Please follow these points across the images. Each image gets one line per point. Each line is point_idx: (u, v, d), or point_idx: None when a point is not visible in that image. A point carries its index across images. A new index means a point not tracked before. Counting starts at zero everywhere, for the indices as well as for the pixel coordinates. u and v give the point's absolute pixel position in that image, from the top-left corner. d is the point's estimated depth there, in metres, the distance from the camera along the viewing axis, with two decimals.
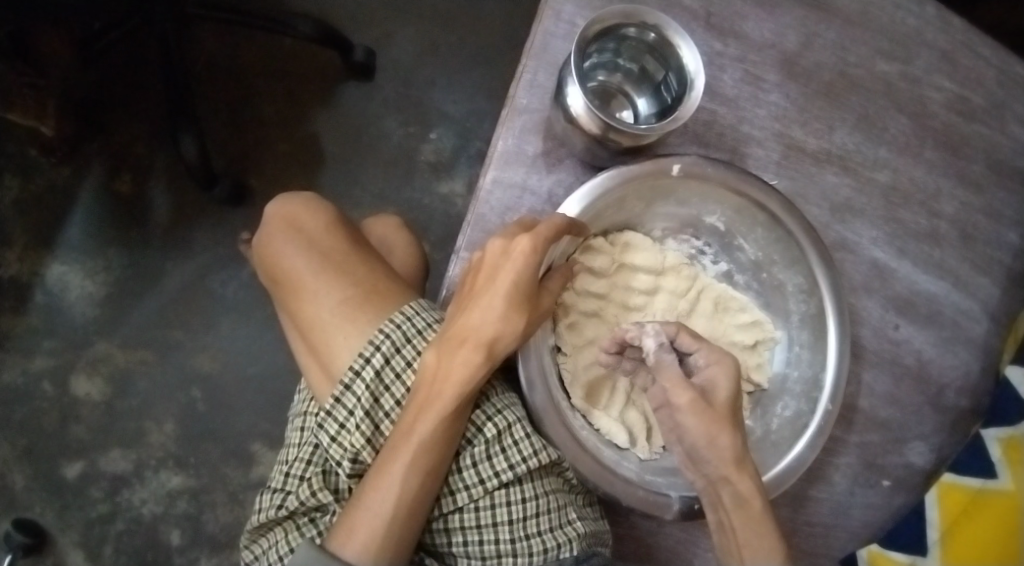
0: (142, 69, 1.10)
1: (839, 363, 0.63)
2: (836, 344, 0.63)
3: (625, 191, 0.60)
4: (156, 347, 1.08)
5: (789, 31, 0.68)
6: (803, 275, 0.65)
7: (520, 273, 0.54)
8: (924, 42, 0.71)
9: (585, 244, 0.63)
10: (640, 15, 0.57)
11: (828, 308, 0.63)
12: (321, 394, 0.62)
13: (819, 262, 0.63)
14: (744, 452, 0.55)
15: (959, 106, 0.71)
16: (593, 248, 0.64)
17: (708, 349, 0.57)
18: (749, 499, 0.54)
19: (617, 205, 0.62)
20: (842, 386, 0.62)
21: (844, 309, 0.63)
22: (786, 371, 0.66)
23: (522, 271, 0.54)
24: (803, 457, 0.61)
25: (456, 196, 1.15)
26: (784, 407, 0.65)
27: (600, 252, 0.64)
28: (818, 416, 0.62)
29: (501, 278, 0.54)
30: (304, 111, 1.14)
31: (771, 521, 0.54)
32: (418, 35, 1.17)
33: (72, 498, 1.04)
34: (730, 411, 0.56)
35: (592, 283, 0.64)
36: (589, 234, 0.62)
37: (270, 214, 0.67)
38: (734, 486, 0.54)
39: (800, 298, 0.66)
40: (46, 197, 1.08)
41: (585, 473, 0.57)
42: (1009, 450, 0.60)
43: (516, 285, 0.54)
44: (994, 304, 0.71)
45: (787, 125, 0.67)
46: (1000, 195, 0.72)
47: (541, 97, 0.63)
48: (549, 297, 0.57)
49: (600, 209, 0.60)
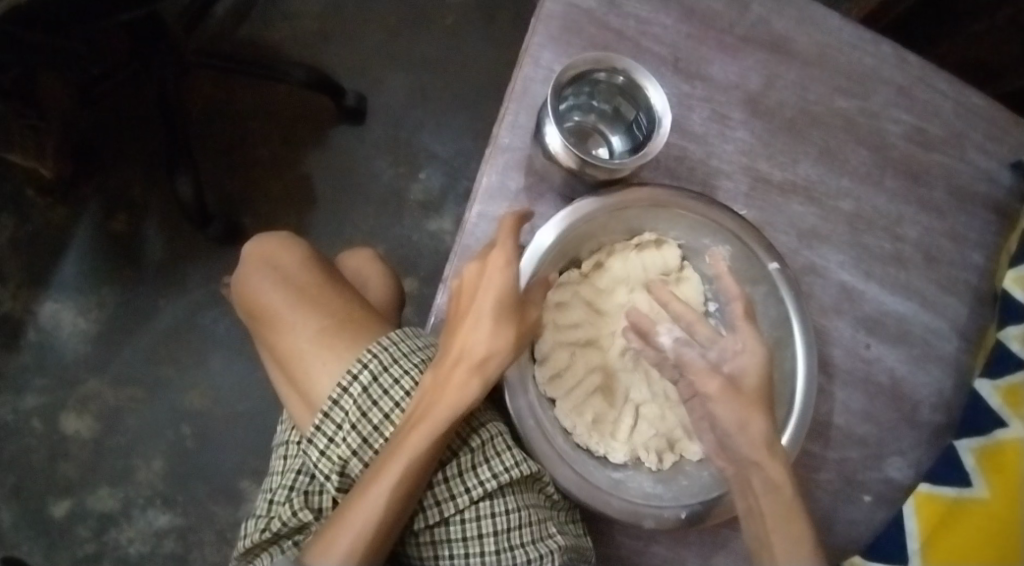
0: (140, 115, 1.14)
1: (806, 398, 0.63)
2: (805, 382, 0.64)
3: (732, 249, 0.66)
4: (146, 384, 1.09)
5: (752, 72, 0.72)
6: (775, 321, 0.66)
7: (504, 286, 0.56)
8: (881, 79, 0.75)
9: (660, 229, 0.66)
10: (610, 60, 0.61)
11: (797, 347, 0.65)
12: (301, 424, 0.63)
13: (797, 316, 0.65)
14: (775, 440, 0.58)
15: (918, 137, 0.75)
16: (665, 244, 0.67)
17: (743, 333, 0.58)
18: (781, 485, 0.57)
19: (707, 242, 0.66)
20: (807, 421, 0.63)
21: (812, 345, 0.65)
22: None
23: (506, 285, 0.56)
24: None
25: (445, 233, 1.18)
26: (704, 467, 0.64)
27: (661, 255, 0.66)
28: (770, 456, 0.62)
29: (484, 297, 0.56)
30: (296, 154, 1.17)
31: (800, 511, 0.57)
32: (407, 81, 1.22)
33: (59, 537, 1.03)
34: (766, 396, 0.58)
35: (647, 266, 0.66)
36: (663, 227, 0.66)
37: (247, 253, 0.69)
38: (765, 473, 0.57)
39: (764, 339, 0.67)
40: (42, 236, 1.11)
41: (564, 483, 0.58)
42: (983, 460, 0.64)
43: (502, 299, 0.56)
44: (962, 322, 0.74)
45: (754, 158, 0.71)
46: (962, 219, 0.75)
47: (524, 137, 0.65)
48: (535, 311, 0.59)
49: (696, 217, 0.64)
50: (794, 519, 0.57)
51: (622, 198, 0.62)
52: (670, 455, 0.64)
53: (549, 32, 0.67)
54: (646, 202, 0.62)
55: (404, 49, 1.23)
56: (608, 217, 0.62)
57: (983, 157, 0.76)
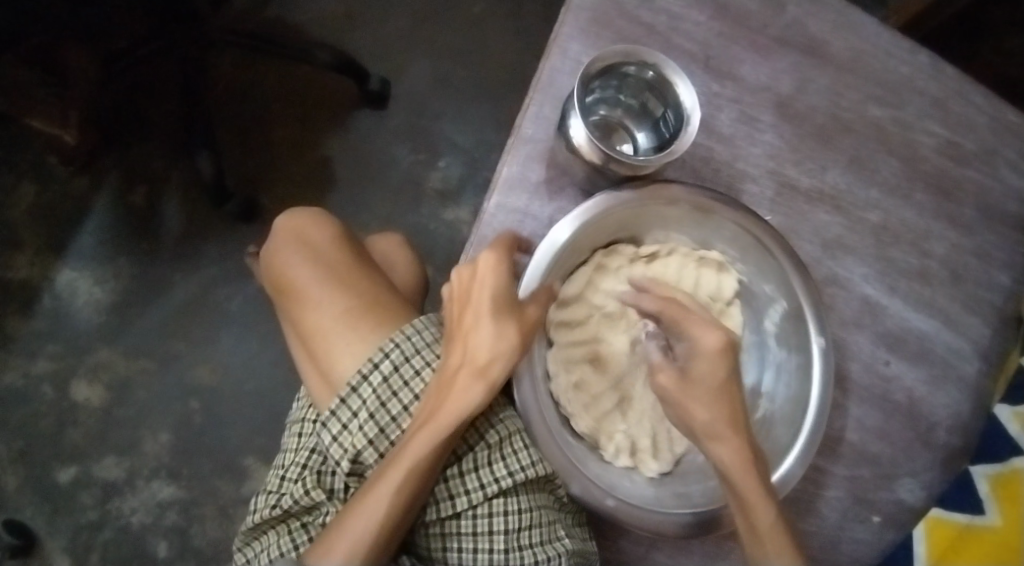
0: (164, 91, 1.14)
1: (818, 419, 0.61)
2: (819, 405, 0.62)
3: (790, 306, 0.64)
4: (157, 356, 1.09)
5: (784, 76, 0.70)
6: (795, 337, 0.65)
7: (496, 288, 0.55)
8: (917, 89, 0.73)
9: (729, 253, 0.65)
10: (640, 55, 0.60)
11: (815, 378, 0.63)
12: (320, 402, 0.63)
13: (823, 357, 0.63)
14: (729, 422, 0.57)
15: (951, 151, 0.73)
16: (726, 271, 0.65)
17: (694, 325, 0.57)
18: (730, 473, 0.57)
19: (767, 288, 0.65)
20: (815, 445, 0.61)
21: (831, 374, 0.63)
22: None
23: (498, 288, 0.55)
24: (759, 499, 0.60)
25: (462, 222, 1.17)
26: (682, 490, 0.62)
27: (714, 280, 0.65)
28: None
29: (481, 298, 0.55)
30: (317, 136, 1.17)
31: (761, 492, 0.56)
32: (432, 67, 1.21)
33: (64, 502, 1.05)
34: (724, 391, 0.57)
35: (700, 278, 0.65)
36: (726, 252, 0.66)
37: (280, 225, 0.68)
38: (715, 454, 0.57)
39: (781, 361, 0.66)
40: (62, 204, 1.11)
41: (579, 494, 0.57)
42: (997, 487, 0.62)
43: (496, 302, 0.55)
44: (985, 343, 0.72)
45: (781, 164, 0.69)
46: (992, 237, 0.73)
47: (547, 129, 0.64)
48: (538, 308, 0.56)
49: (770, 254, 0.63)
50: (751, 502, 0.56)
51: (703, 196, 0.61)
52: (626, 458, 0.61)
53: (579, 24, 0.66)
54: (734, 214, 0.62)
55: (430, 35, 1.22)
56: (686, 212, 0.63)
57: (1017, 176, 0.74)
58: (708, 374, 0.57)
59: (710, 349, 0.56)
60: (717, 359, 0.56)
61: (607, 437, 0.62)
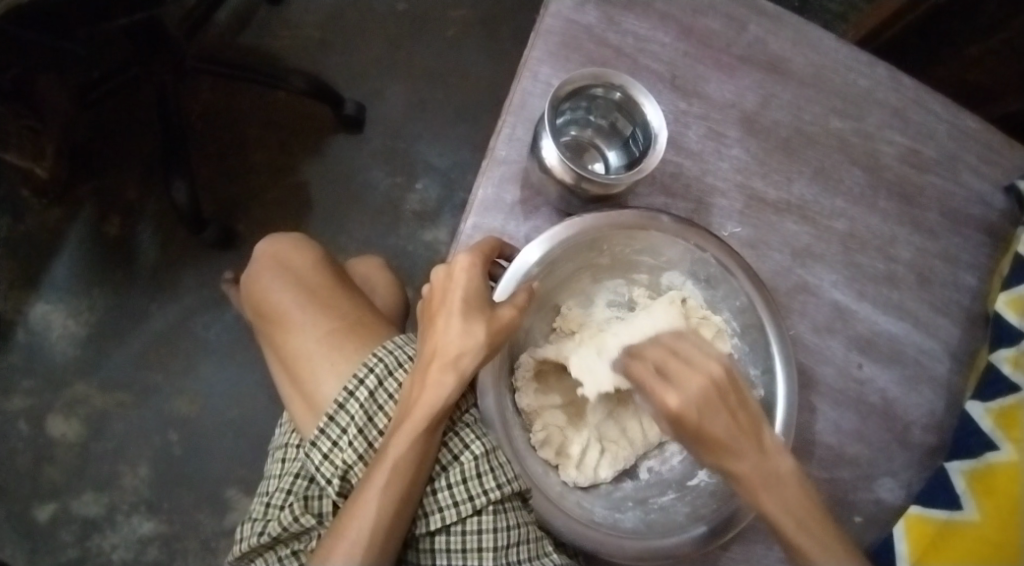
0: (141, 116, 1.14)
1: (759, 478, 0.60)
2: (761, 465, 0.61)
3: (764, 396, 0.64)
4: (135, 389, 1.08)
5: (748, 92, 0.72)
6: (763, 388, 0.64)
7: (471, 286, 0.55)
8: (877, 100, 0.75)
9: (731, 324, 0.66)
10: (607, 77, 0.61)
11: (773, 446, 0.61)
12: (304, 427, 0.63)
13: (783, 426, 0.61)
14: (746, 468, 0.55)
15: (912, 158, 0.76)
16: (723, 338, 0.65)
17: (672, 377, 0.54)
18: (779, 518, 0.56)
19: (753, 373, 0.65)
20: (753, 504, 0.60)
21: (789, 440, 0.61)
22: (631, 490, 0.64)
23: (470, 285, 0.55)
24: (729, 523, 0.60)
25: (440, 243, 1.18)
26: (595, 507, 0.61)
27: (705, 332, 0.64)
28: (665, 538, 0.59)
29: (453, 296, 0.56)
30: (293, 161, 1.17)
31: (800, 532, 0.56)
32: (407, 92, 1.22)
33: (43, 541, 1.03)
34: (705, 441, 0.54)
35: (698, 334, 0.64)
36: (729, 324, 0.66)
37: (260, 253, 0.69)
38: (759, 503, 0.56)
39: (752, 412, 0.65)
40: (34, 236, 1.10)
41: (561, 529, 0.56)
42: (975, 483, 0.64)
43: (467, 300, 0.55)
44: (955, 343, 0.74)
45: (749, 177, 0.71)
46: (955, 240, 0.75)
47: (520, 149, 0.65)
48: (511, 311, 0.56)
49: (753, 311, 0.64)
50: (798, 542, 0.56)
51: (715, 251, 0.62)
52: (549, 450, 0.61)
53: (548, 47, 0.68)
54: (750, 285, 0.63)
55: (403, 60, 1.24)
56: (705, 262, 0.64)
57: (978, 178, 0.77)
58: (689, 428, 0.54)
59: (678, 403, 0.53)
60: (697, 413, 0.53)
61: (541, 424, 0.62)
